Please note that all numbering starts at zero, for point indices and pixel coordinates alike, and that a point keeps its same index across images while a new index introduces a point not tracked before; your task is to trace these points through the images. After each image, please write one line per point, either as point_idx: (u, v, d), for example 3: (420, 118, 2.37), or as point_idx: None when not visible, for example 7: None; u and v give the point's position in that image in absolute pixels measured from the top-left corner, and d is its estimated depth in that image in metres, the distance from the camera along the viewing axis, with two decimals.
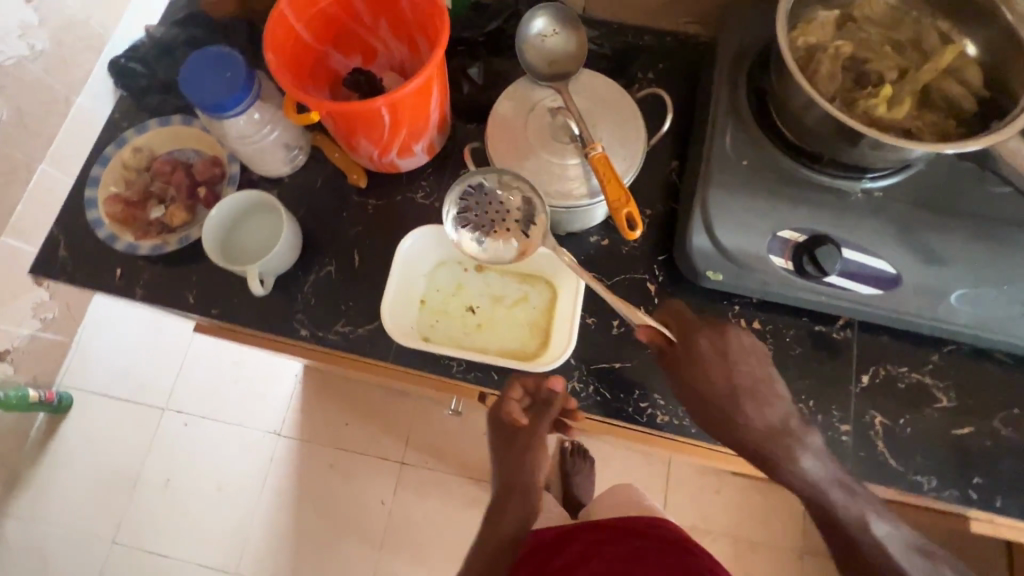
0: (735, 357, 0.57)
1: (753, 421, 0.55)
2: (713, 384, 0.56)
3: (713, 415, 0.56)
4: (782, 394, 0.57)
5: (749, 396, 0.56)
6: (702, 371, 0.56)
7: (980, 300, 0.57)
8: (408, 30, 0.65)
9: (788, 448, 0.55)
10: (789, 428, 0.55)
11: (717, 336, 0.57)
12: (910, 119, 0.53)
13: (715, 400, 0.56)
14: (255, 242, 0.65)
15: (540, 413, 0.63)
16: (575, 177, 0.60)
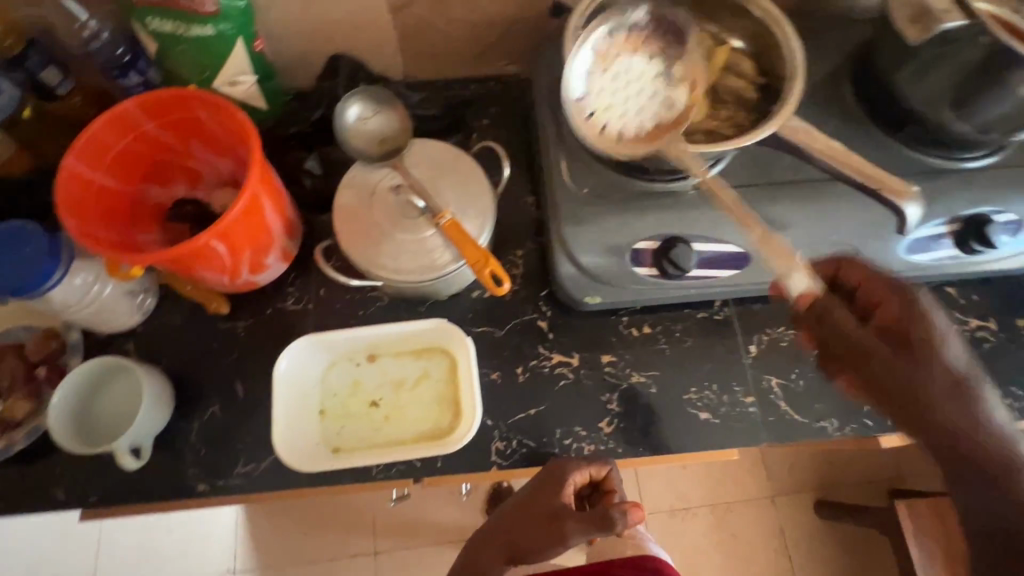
0: (900, 292, 0.50)
1: (915, 343, 0.48)
2: (862, 328, 0.48)
3: (860, 342, 0.48)
4: (945, 329, 0.49)
5: (903, 314, 0.49)
6: (857, 325, 0.49)
7: (818, 253, 0.63)
8: (226, 147, 0.62)
9: (966, 399, 0.46)
10: (945, 364, 0.47)
11: (825, 281, 0.53)
12: (708, 119, 0.58)
13: (870, 347, 0.47)
14: (118, 410, 0.60)
15: (603, 522, 0.58)
16: (433, 248, 0.60)
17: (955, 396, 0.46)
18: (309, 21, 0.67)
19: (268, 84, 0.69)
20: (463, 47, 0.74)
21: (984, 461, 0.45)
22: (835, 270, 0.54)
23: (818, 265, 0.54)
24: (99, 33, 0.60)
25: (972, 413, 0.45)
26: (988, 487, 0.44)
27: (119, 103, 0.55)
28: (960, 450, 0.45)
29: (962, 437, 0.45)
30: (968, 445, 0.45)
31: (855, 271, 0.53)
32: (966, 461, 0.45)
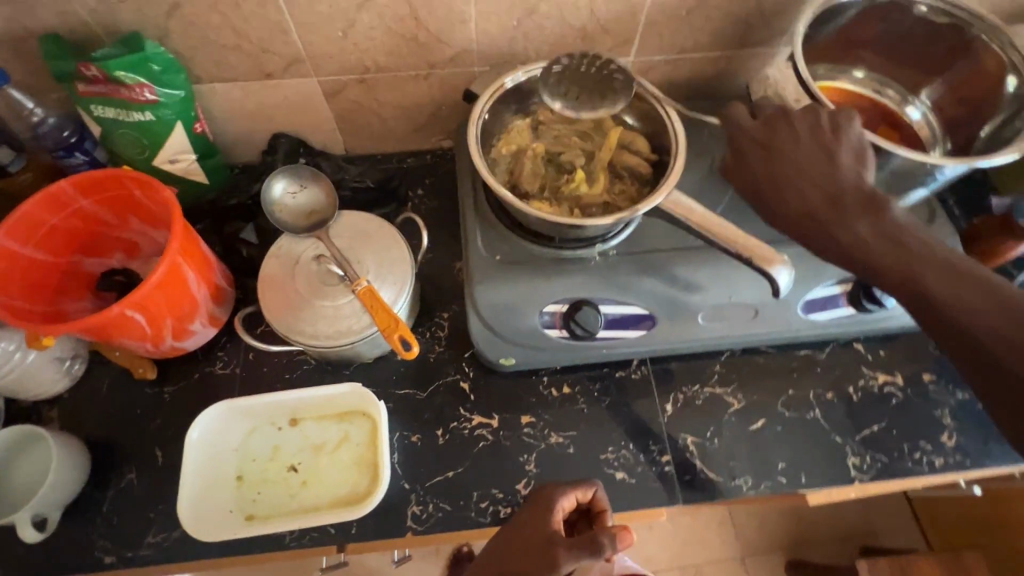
0: (825, 150, 0.54)
1: (850, 197, 0.52)
2: (813, 176, 0.53)
3: (802, 195, 0.53)
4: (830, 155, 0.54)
5: (843, 167, 0.53)
6: (787, 138, 0.56)
7: (720, 314, 0.67)
8: (160, 220, 0.66)
9: (903, 229, 0.50)
10: (868, 218, 0.51)
11: (781, 127, 0.56)
12: (605, 192, 0.65)
13: (795, 185, 0.54)
14: (26, 481, 0.60)
15: (592, 546, 0.51)
16: (351, 314, 0.63)
17: (896, 245, 0.49)
18: (249, 105, 0.73)
19: (207, 161, 0.73)
20: (397, 124, 0.80)
21: (944, 294, 0.47)
22: (814, 118, 0.55)
23: (780, 130, 0.56)
24: (46, 119, 0.66)
25: (912, 245, 0.49)
26: (976, 305, 0.46)
27: (53, 183, 0.59)
28: (924, 282, 0.48)
29: (929, 260, 0.48)
30: (926, 275, 0.48)
31: (808, 119, 0.56)
32: (932, 291, 0.47)
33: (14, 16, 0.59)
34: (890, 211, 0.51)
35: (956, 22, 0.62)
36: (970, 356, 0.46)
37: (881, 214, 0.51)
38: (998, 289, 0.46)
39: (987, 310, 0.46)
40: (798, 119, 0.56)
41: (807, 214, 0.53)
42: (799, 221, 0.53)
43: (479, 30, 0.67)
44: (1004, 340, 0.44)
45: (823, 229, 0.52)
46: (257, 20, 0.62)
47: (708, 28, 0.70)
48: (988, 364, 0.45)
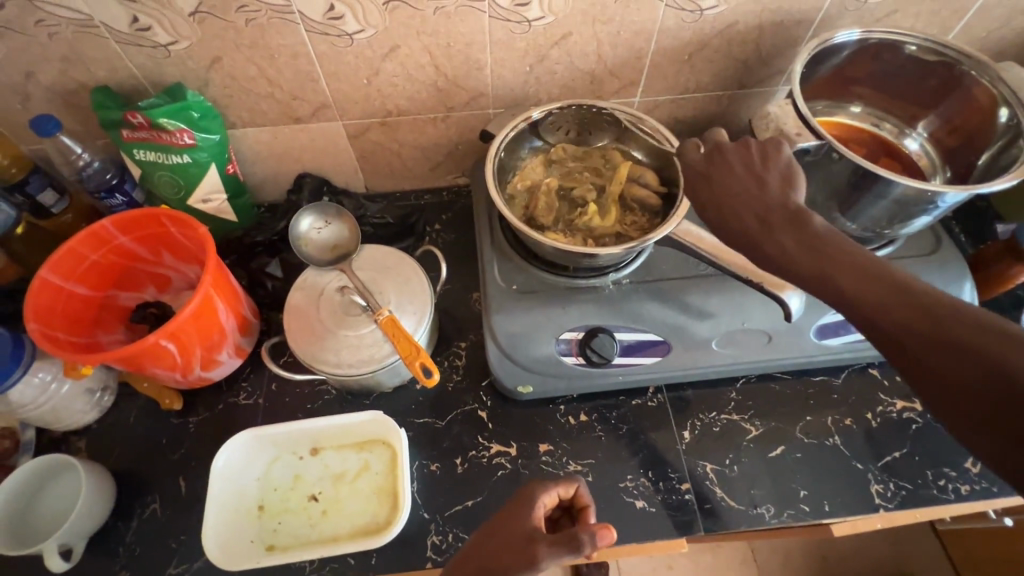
0: (756, 174, 0.52)
1: (774, 212, 0.49)
2: (742, 196, 0.51)
3: (733, 215, 0.51)
4: (730, 183, 0.53)
5: (771, 187, 0.51)
6: (722, 167, 0.54)
7: (734, 340, 0.68)
8: (192, 254, 0.70)
9: (828, 238, 0.46)
10: (792, 231, 0.48)
11: (718, 160, 0.55)
12: (617, 223, 0.68)
13: (729, 203, 0.52)
14: (56, 509, 0.61)
15: (572, 543, 0.48)
16: (372, 343, 0.65)
17: (814, 251, 0.46)
18: (278, 147, 0.78)
19: (237, 200, 0.77)
20: (415, 163, 0.84)
21: (866, 296, 0.42)
22: (745, 151, 0.54)
23: (717, 161, 0.55)
24: (92, 162, 0.70)
25: (834, 251, 0.45)
26: (895, 304, 0.40)
27: (96, 222, 0.63)
28: (844, 286, 0.43)
29: (853, 264, 0.44)
30: (845, 279, 0.43)
31: (740, 152, 0.54)
32: (854, 294, 0.43)
33: (70, 71, 0.64)
34: (815, 224, 0.47)
35: (946, 60, 0.65)
36: (906, 359, 0.39)
37: (807, 225, 0.47)
38: (928, 292, 0.40)
39: (911, 310, 0.40)
40: (733, 150, 0.55)
41: (736, 232, 0.51)
42: (733, 240, 0.52)
43: (494, 75, 0.72)
44: (932, 341, 0.38)
45: (752, 243, 0.50)
46: (289, 70, 0.67)
47: (710, 69, 0.75)
48: (922, 366, 0.38)
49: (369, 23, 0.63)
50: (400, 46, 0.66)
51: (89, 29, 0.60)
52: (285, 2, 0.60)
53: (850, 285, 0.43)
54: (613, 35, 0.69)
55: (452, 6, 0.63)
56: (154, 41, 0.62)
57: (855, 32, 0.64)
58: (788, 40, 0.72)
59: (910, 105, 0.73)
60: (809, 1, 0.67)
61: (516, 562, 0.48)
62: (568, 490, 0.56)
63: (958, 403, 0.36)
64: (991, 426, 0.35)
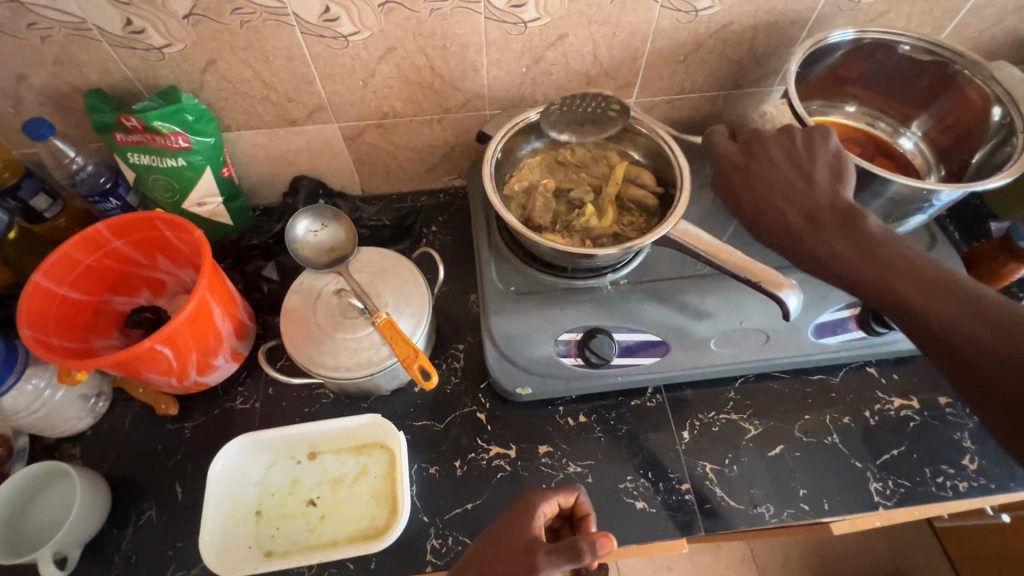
0: (800, 167, 0.57)
1: (825, 213, 0.54)
2: (791, 194, 0.56)
3: (781, 214, 0.57)
4: (782, 174, 0.57)
5: (821, 186, 0.56)
6: (763, 160, 0.59)
7: (732, 340, 0.68)
8: (187, 258, 0.69)
9: (880, 241, 0.51)
10: (844, 232, 0.53)
11: (758, 152, 0.60)
12: (615, 224, 0.69)
13: (781, 198, 0.57)
14: (51, 517, 0.61)
15: (570, 552, 0.47)
16: (370, 345, 0.64)
17: (868, 255, 0.51)
18: (273, 150, 0.77)
19: (232, 204, 0.77)
20: (412, 165, 0.84)
21: (915, 299, 0.48)
22: (788, 139, 0.59)
23: (756, 152, 0.60)
24: (85, 166, 0.69)
25: (886, 254, 0.51)
26: (949, 311, 0.46)
27: (90, 226, 0.63)
28: (897, 289, 0.49)
29: (906, 268, 0.49)
30: (896, 281, 0.49)
31: (782, 140, 0.59)
32: (904, 295, 0.49)
33: (63, 74, 0.63)
34: (867, 225, 0.52)
35: (939, 59, 0.65)
36: (950, 356, 0.46)
37: (858, 227, 0.53)
38: (976, 294, 0.46)
39: (960, 312, 0.46)
40: (774, 141, 0.59)
41: (785, 232, 0.56)
42: (781, 241, 0.57)
43: (490, 77, 0.72)
44: (977, 341, 0.44)
45: (802, 245, 0.55)
46: (284, 72, 0.67)
47: (705, 69, 0.75)
48: (964, 363, 0.45)
49: (365, 25, 0.63)
50: (396, 47, 0.66)
51: (82, 32, 0.59)
52: (280, 4, 0.59)
53: (903, 286, 0.49)
54: (608, 35, 0.69)
55: (447, 8, 0.63)
56: (147, 44, 0.61)
57: (849, 32, 0.64)
58: (783, 40, 0.73)
59: (904, 105, 0.74)
60: (803, 1, 0.67)
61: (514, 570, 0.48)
62: (568, 500, 0.56)
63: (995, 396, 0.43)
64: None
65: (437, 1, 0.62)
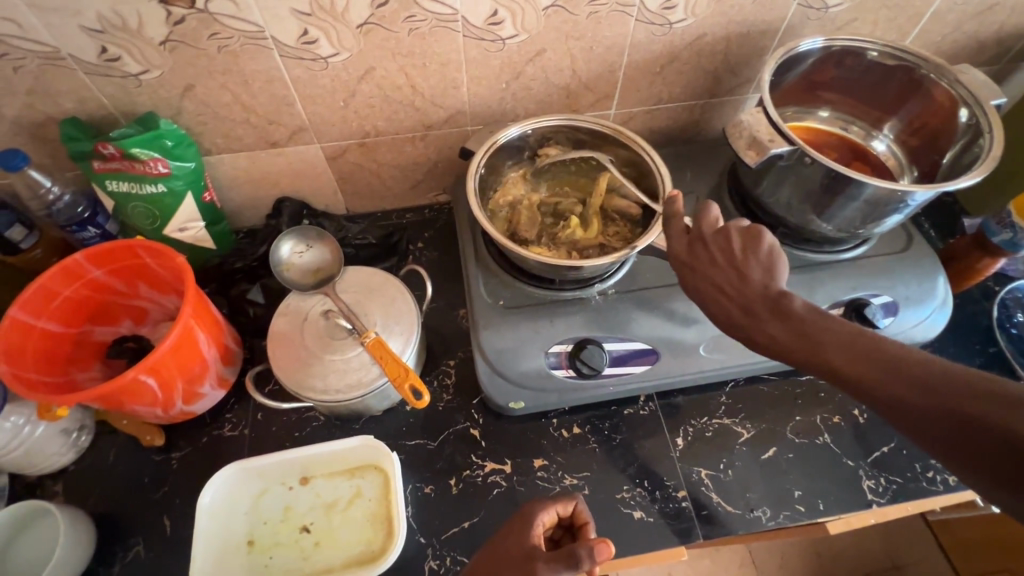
0: (736, 266, 0.51)
1: (757, 301, 0.49)
2: (722, 288, 0.51)
3: (719, 306, 0.51)
4: (722, 275, 0.51)
5: (752, 277, 0.50)
6: (700, 256, 0.53)
7: (721, 345, 0.68)
8: (170, 285, 0.68)
9: (813, 322, 0.47)
10: (777, 318, 0.48)
11: (700, 250, 0.53)
12: (601, 235, 0.69)
13: (722, 297, 0.51)
14: (33, 557, 0.59)
15: (569, 559, 0.47)
16: (360, 366, 0.64)
17: (802, 338, 0.46)
18: (256, 172, 0.77)
19: (214, 228, 0.76)
20: (396, 183, 0.84)
21: (863, 375, 0.43)
22: (724, 238, 0.53)
23: (698, 251, 0.53)
24: (62, 197, 0.69)
25: (820, 333, 0.46)
26: (902, 389, 0.41)
27: (69, 256, 0.62)
28: (840, 369, 0.44)
29: (843, 344, 0.45)
30: (835, 361, 0.45)
31: (719, 239, 0.53)
32: (849, 374, 0.44)
33: (37, 104, 0.63)
34: (797, 308, 0.48)
35: (905, 64, 0.67)
36: (920, 433, 0.40)
37: (789, 310, 0.48)
38: (913, 361, 0.42)
39: (908, 383, 0.41)
40: (712, 238, 0.53)
41: (726, 324, 0.51)
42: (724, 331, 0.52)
43: (470, 93, 0.72)
44: (939, 415, 0.39)
45: (744, 334, 0.50)
46: (264, 95, 0.67)
47: (681, 80, 0.76)
48: (936, 439, 0.39)
49: (344, 46, 0.63)
50: (376, 67, 0.66)
51: (56, 61, 0.59)
52: (258, 28, 0.59)
53: (848, 368, 0.44)
54: (586, 50, 0.70)
55: (425, 27, 0.63)
56: (124, 72, 0.61)
57: (819, 41, 0.66)
58: (755, 50, 0.74)
59: (875, 109, 0.76)
60: (772, 12, 0.69)
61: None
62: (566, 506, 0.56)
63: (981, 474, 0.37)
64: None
65: (415, 21, 0.62)
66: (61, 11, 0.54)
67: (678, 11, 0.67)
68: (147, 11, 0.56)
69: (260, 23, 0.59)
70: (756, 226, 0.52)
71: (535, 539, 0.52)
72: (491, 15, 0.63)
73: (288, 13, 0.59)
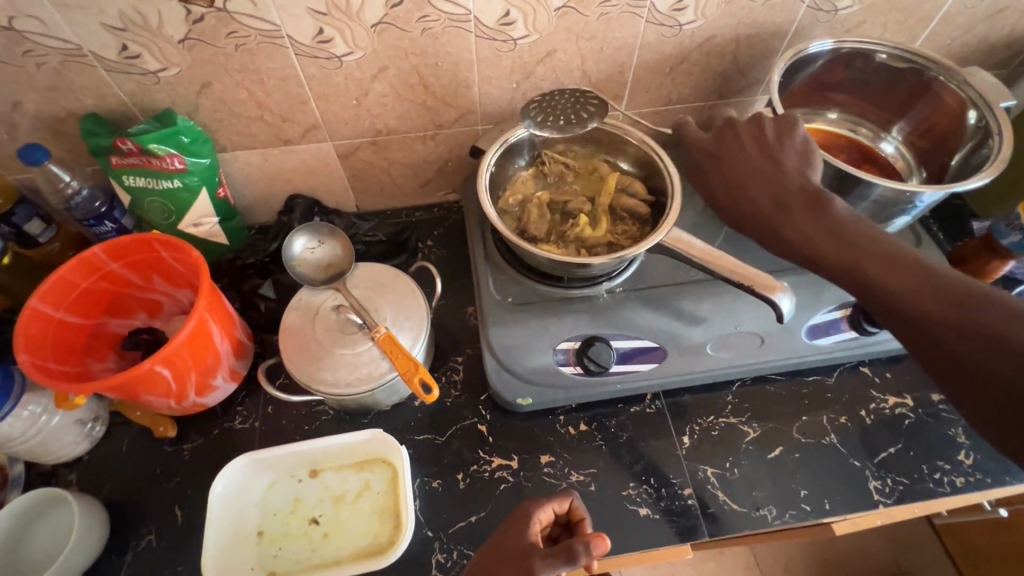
0: (770, 154, 0.60)
1: (793, 198, 0.57)
2: (758, 178, 0.60)
3: (750, 199, 0.60)
4: (757, 164, 0.60)
5: (790, 168, 0.59)
6: (733, 150, 0.62)
7: (728, 344, 0.69)
8: (184, 279, 0.69)
9: (847, 222, 0.54)
10: (813, 213, 0.56)
11: (728, 139, 0.63)
12: (609, 232, 0.70)
13: (754, 188, 0.60)
14: (48, 544, 0.60)
15: (567, 555, 0.48)
16: (370, 360, 0.65)
17: (833, 235, 0.54)
18: (269, 169, 0.78)
19: (227, 224, 0.77)
20: (406, 181, 0.85)
21: (880, 277, 0.51)
22: (759, 129, 0.62)
23: (729, 141, 0.63)
24: (80, 190, 0.69)
25: (850, 234, 0.54)
26: (913, 291, 0.49)
27: (87, 249, 0.63)
28: (860, 268, 0.52)
29: (871, 248, 0.52)
30: (859, 262, 0.52)
31: (755, 129, 0.62)
32: (868, 275, 0.51)
33: (58, 99, 0.64)
34: (831, 206, 0.55)
35: (914, 66, 0.68)
36: (913, 330, 0.49)
37: (825, 209, 0.55)
38: (936, 271, 0.49)
39: (921, 287, 0.49)
40: (744, 131, 0.63)
41: (755, 218, 0.59)
42: (751, 225, 0.60)
43: (481, 93, 0.73)
44: (941, 318, 0.47)
45: (777, 228, 0.58)
46: (279, 93, 0.68)
47: (691, 81, 0.77)
48: (930, 336, 0.48)
49: (358, 45, 0.64)
50: (389, 66, 0.67)
51: (77, 58, 0.60)
52: (274, 27, 0.61)
53: (868, 269, 0.52)
54: (596, 51, 0.71)
55: (438, 27, 0.64)
56: (143, 69, 0.62)
57: (828, 43, 0.66)
58: (764, 51, 0.75)
59: (884, 111, 0.76)
60: (782, 14, 0.70)
61: (512, 574, 0.48)
62: (564, 504, 0.57)
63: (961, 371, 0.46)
64: (998, 401, 0.44)
65: (428, 21, 0.63)
66: (85, 9, 0.56)
67: (688, 12, 0.67)
68: (167, 10, 0.57)
69: (277, 22, 0.60)
70: (791, 116, 0.61)
71: (534, 534, 0.53)
72: (503, 15, 0.64)
73: (304, 13, 0.60)
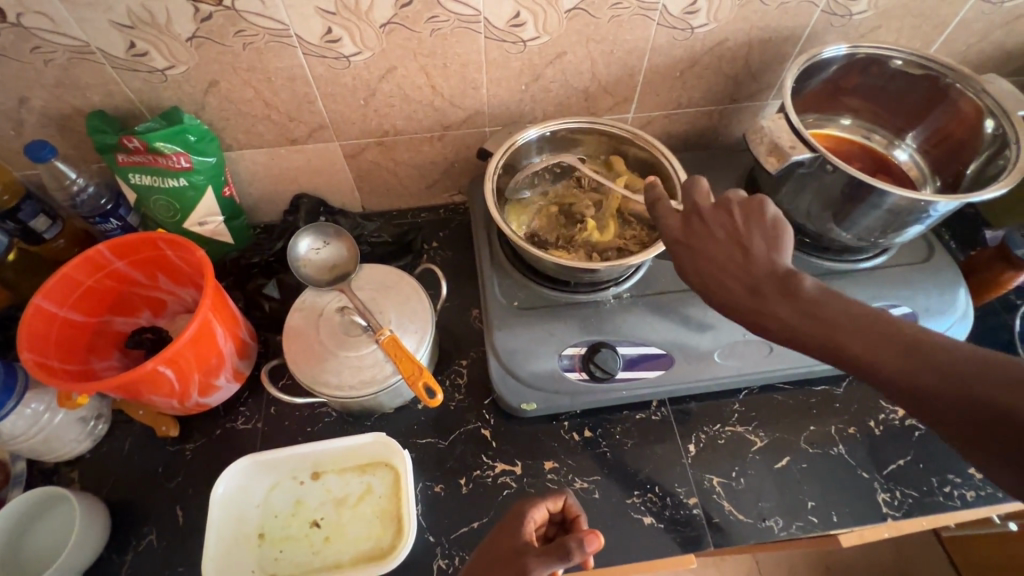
0: (737, 238, 0.51)
1: (765, 281, 0.48)
2: (723, 264, 0.50)
3: (718, 284, 0.50)
4: (733, 240, 0.51)
5: (756, 252, 0.49)
6: (699, 231, 0.53)
7: (736, 352, 0.68)
8: (188, 277, 0.69)
9: (825, 302, 0.45)
10: (787, 299, 0.46)
11: (694, 223, 0.53)
12: (617, 237, 0.69)
13: (725, 267, 0.50)
14: (50, 543, 0.60)
15: (560, 551, 0.47)
16: (373, 363, 0.64)
17: (816, 319, 0.45)
18: (275, 168, 0.77)
19: (232, 223, 0.77)
20: (412, 182, 0.84)
21: (882, 363, 0.41)
22: (723, 212, 0.52)
23: (692, 223, 0.53)
24: (86, 187, 0.69)
25: (836, 316, 0.44)
26: (928, 374, 0.39)
27: (91, 247, 0.62)
28: (854, 354, 0.43)
29: (861, 328, 0.43)
30: (856, 348, 0.43)
31: (719, 215, 0.52)
32: (868, 363, 0.42)
33: (65, 97, 0.64)
34: (808, 289, 0.46)
35: (931, 73, 0.67)
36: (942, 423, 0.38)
37: (799, 291, 0.46)
38: (941, 349, 0.40)
39: (927, 369, 0.39)
40: (708, 212, 0.53)
41: (728, 305, 0.49)
42: (726, 314, 0.50)
43: (489, 94, 0.73)
44: (962, 407, 0.37)
45: (750, 319, 0.48)
46: (286, 92, 0.67)
47: (701, 85, 0.76)
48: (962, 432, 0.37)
49: (367, 46, 0.64)
50: (397, 67, 0.67)
51: (85, 54, 0.60)
52: (283, 26, 0.60)
53: (866, 355, 0.42)
54: (606, 53, 0.70)
55: (448, 28, 0.63)
56: (150, 66, 0.62)
57: (843, 48, 0.65)
58: (777, 56, 0.74)
59: (898, 118, 0.75)
60: (796, 18, 0.69)
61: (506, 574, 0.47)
62: (559, 504, 0.57)
63: (991, 458, 0.36)
64: None
65: (438, 21, 0.63)
66: (93, 7, 0.55)
67: (700, 15, 0.66)
68: (175, 8, 0.57)
69: (286, 21, 0.60)
70: (758, 198, 0.52)
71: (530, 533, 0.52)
72: (513, 16, 0.63)
73: (313, 12, 0.59)
